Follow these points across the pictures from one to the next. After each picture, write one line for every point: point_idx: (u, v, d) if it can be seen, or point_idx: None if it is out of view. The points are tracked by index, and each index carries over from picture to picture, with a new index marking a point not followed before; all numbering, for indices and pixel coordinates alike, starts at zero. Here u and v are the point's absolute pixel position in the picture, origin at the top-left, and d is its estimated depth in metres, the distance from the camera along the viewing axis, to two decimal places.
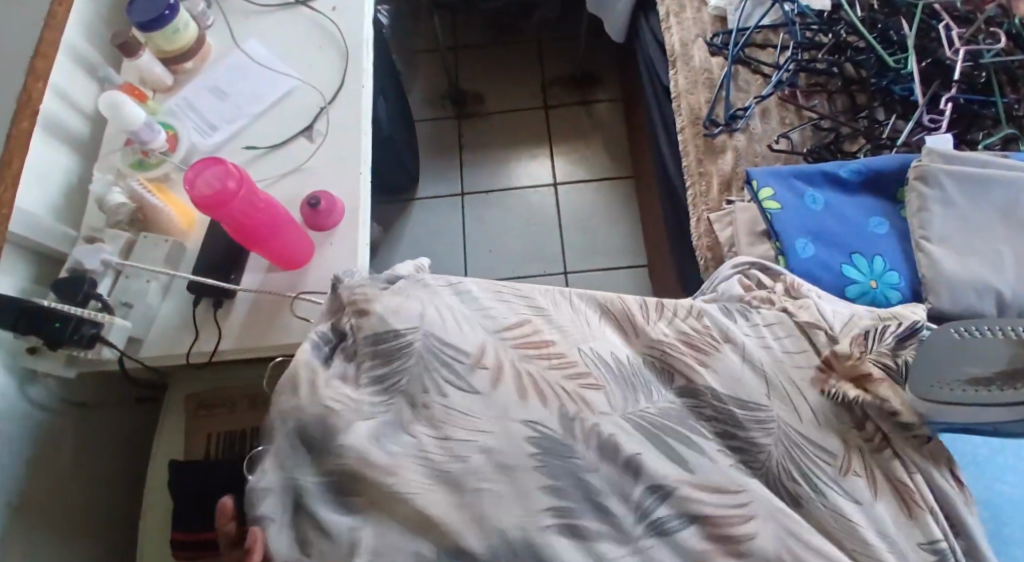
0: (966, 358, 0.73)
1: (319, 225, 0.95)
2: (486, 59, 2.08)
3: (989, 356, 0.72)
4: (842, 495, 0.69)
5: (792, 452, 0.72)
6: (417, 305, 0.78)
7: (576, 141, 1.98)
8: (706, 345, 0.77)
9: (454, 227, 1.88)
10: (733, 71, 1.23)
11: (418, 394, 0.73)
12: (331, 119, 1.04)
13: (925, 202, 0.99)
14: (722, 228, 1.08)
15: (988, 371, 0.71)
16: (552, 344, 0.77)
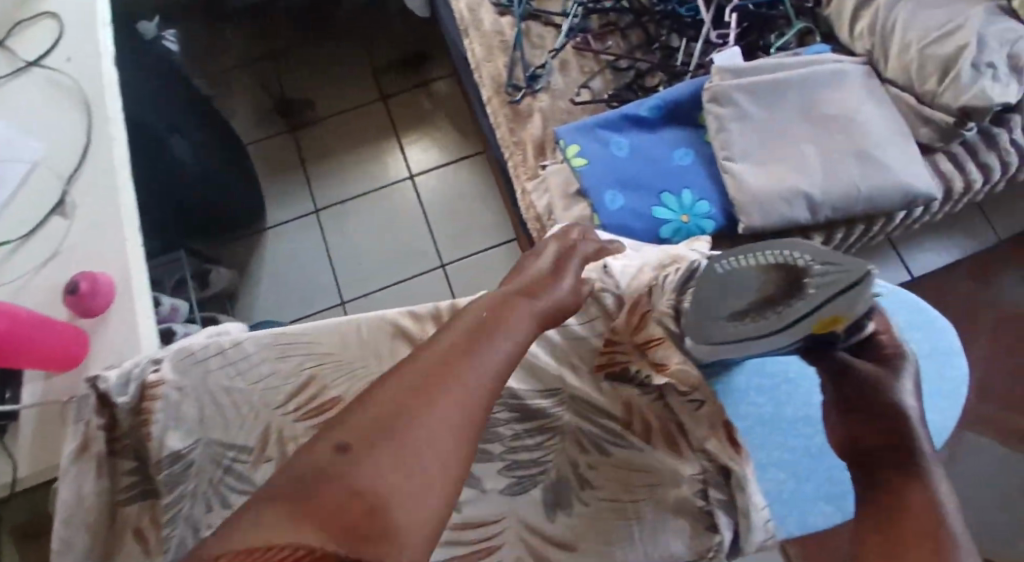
0: (727, 291, 0.68)
1: (86, 311, 0.86)
2: (305, 61, 1.95)
3: (748, 281, 0.68)
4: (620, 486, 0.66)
5: (578, 441, 0.68)
6: (197, 401, 0.70)
7: (420, 126, 1.89)
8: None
9: (316, 248, 1.78)
10: (524, 28, 1.15)
11: (202, 516, 0.68)
12: (84, 189, 0.95)
13: (723, 122, 0.96)
14: (539, 198, 1.02)
15: (747, 302, 0.68)
16: (342, 402, 0.69)
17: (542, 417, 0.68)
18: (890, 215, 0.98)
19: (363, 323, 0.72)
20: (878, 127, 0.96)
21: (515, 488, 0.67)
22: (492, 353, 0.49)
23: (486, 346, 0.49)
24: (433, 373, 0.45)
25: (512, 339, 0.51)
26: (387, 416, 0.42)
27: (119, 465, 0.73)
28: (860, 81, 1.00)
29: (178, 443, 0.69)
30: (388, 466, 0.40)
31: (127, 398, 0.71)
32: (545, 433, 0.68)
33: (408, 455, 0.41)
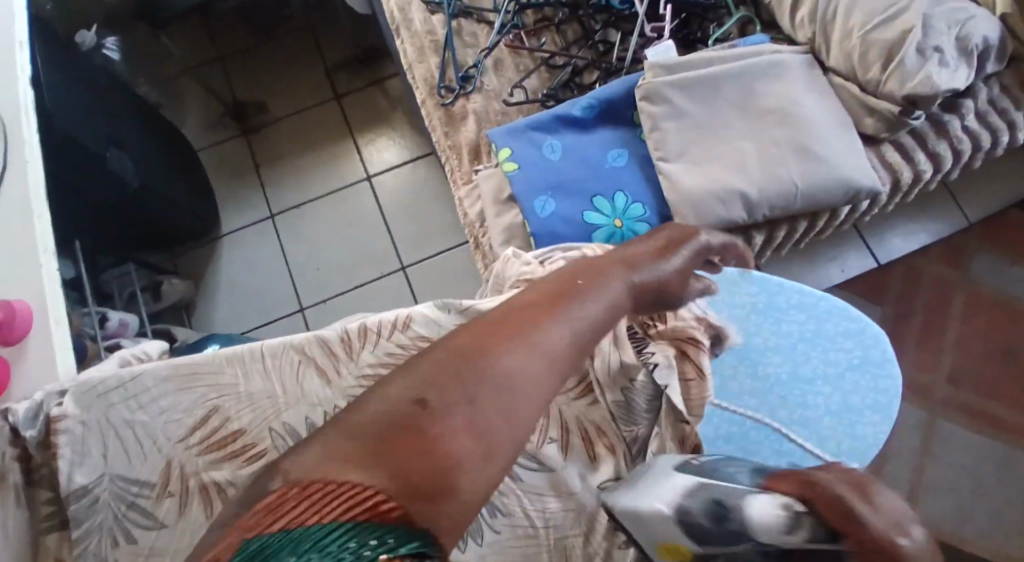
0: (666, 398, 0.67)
1: (1, 340, 0.83)
2: (255, 61, 1.90)
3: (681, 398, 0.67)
4: (538, 514, 0.64)
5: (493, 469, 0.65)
6: (95, 438, 0.67)
7: (377, 125, 1.86)
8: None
9: (272, 254, 1.75)
10: (456, 27, 1.12)
11: (107, 552, 0.65)
12: (0, 210, 0.92)
13: (657, 120, 0.92)
14: (472, 205, 1.00)
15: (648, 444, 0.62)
16: (245, 433, 0.67)
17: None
18: (835, 210, 0.95)
19: (268, 351, 0.70)
20: (818, 116, 0.93)
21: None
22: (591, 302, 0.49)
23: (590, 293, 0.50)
24: (508, 330, 0.44)
25: (604, 298, 0.51)
26: (484, 348, 0.43)
27: (36, 494, 0.73)
28: (800, 72, 0.97)
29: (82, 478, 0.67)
30: (451, 385, 0.41)
31: (35, 434, 0.71)
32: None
33: (479, 421, 0.40)
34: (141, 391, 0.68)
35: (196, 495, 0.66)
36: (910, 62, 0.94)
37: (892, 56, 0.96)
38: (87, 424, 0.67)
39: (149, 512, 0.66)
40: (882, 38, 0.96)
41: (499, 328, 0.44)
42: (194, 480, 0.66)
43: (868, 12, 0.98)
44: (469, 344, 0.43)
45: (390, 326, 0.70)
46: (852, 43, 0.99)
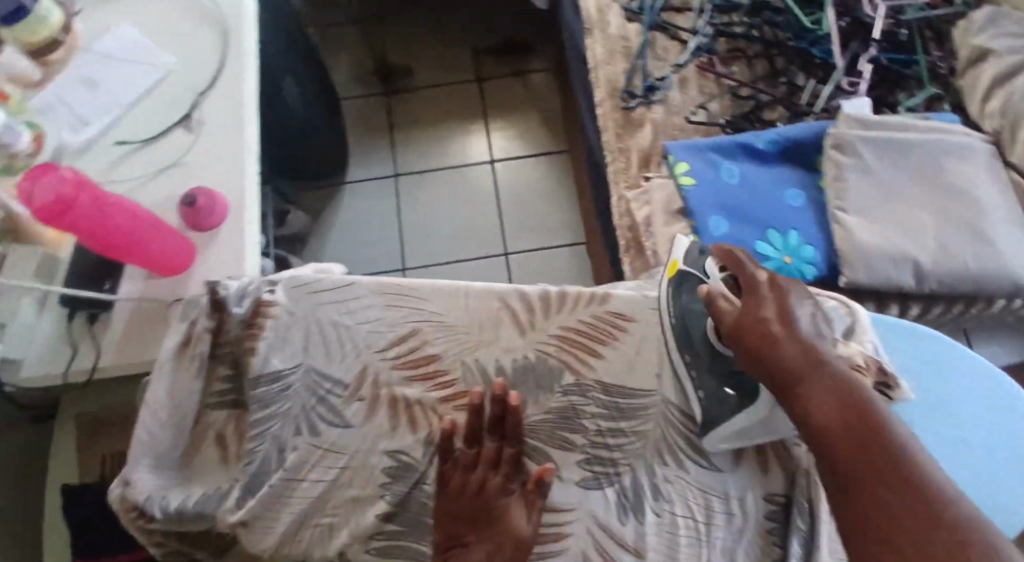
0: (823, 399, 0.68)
1: (198, 224, 0.89)
2: (412, 30, 2.00)
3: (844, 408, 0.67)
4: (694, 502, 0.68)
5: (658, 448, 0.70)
6: (301, 327, 0.74)
7: (510, 114, 1.91)
8: (604, 337, 0.73)
9: (388, 211, 1.83)
10: (650, 39, 1.11)
11: (289, 438, 0.71)
12: (211, 107, 0.99)
13: (842, 170, 0.95)
14: (637, 208, 0.99)
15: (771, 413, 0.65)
16: (438, 360, 0.73)
17: (632, 416, 0.71)
18: (991, 300, 0.96)
19: (471, 292, 0.75)
20: (996, 203, 0.95)
21: (591, 482, 0.70)
22: None
23: None
24: None
25: None
26: None
27: (216, 369, 0.76)
28: (987, 161, 0.99)
29: (281, 366, 0.73)
30: None
31: (241, 311, 0.75)
32: (628, 436, 0.71)
33: None
34: (355, 300, 0.75)
35: (384, 407, 0.72)
36: None
37: None
38: (301, 316, 0.75)
39: (338, 412, 0.72)
40: None
41: None
42: (385, 394, 0.72)
43: None
44: None
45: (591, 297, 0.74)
46: None
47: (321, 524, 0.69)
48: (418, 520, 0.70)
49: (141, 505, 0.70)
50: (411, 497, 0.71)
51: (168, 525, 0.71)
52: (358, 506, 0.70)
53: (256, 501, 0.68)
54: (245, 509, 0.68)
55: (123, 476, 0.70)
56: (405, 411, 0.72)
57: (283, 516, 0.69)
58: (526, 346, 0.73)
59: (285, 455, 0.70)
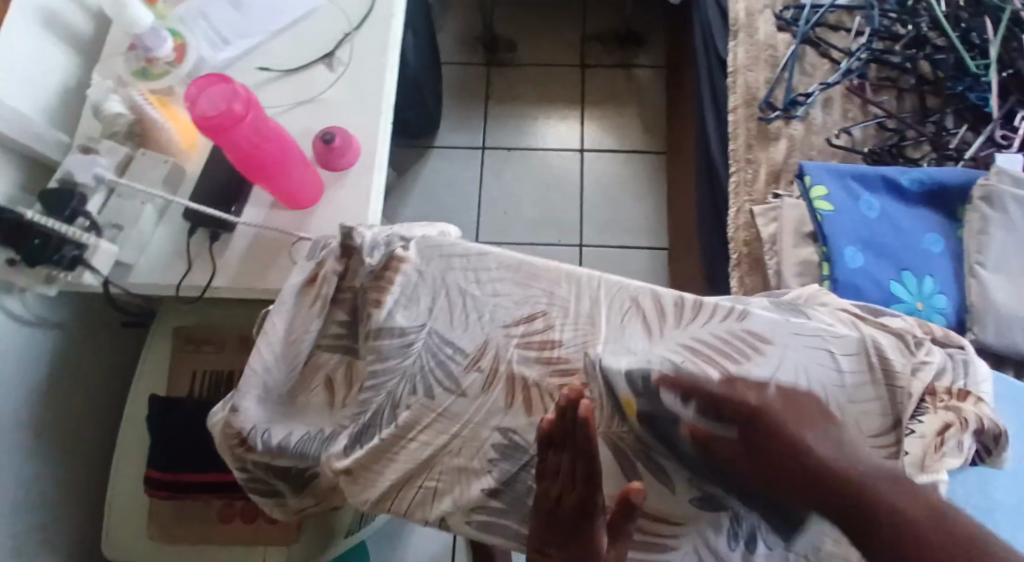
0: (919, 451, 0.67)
1: (332, 164, 0.90)
2: (524, 7, 2.00)
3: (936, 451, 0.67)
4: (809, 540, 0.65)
5: None
6: (428, 285, 0.73)
7: (607, 106, 1.88)
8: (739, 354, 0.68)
9: (469, 182, 1.82)
10: (799, 52, 1.06)
11: (403, 395, 0.69)
12: (355, 48, 0.98)
13: (987, 225, 0.90)
14: (764, 224, 0.94)
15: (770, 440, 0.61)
16: (561, 346, 0.70)
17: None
18: None
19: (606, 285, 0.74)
20: None
21: (707, 502, 0.65)
22: None
23: None
24: None
25: None
26: None
27: (335, 313, 0.75)
28: None
29: (404, 321, 0.72)
30: None
31: (373, 260, 0.74)
32: None
33: None
34: (483, 266, 0.74)
35: (500, 382, 0.69)
36: None
37: None
38: (428, 272, 0.74)
39: (453, 378, 0.69)
40: None
41: None
42: (502, 371, 0.69)
43: None
44: None
45: (726, 312, 0.71)
46: None
47: (426, 486, 0.68)
48: (520, 501, 0.67)
49: (246, 433, 0.69)
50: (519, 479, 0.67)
51: (267, 458, 0.70)
52: (463, 473, 0.68)
53: (363, 451, 0.68)
54: (352, 457, 0.68)
55: (230, 401, 0.70)
56: (522, 391, 0.69)
57: (387, 471, 0.68)
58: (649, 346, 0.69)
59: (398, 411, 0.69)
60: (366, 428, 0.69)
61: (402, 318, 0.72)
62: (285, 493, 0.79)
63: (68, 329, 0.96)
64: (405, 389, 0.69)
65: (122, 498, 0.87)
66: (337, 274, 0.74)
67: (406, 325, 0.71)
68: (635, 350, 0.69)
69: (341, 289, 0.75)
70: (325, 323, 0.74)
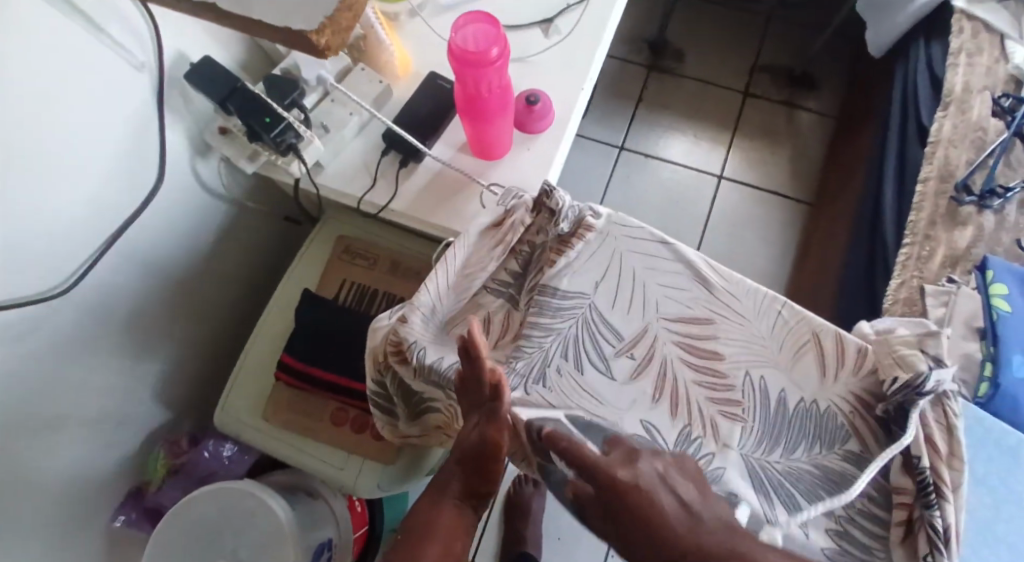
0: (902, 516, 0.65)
1: (528, 127, 0.92)
2: (703, 20, 1.98)
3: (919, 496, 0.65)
4: None
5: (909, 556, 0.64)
6: (604, 257, 0.76)
7: (759, 140, 1.85)
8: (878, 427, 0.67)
9: (600, 176, 1.84)
10: (1010, 144, 1.02)
11: (554, 357, 0.72)
12: (576, 22, 1.00)
13: None
14: (932, 304, 0.92)
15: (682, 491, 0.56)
16: (721, 360, 0.71)
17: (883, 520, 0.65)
18: None
19: (790, 312, 0.71)
20: None
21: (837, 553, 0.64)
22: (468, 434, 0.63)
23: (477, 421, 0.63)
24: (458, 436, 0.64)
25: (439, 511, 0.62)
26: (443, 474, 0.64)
27: (509, 261, 0.78)
28: None
29: (566, 286, 0.74)
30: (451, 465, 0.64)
31: (564, 226, 0.76)
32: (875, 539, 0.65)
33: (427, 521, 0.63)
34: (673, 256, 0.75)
35: (645, 377, 0.71)
36: None
37: None
38: (614, 250, 0.76)
39: (604, 362, 0.72)
40: None
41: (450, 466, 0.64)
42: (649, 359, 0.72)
43: None
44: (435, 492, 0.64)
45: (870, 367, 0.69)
46: None
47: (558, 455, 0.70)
48: None
49: (407, 345, 0.72)
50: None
51: (413, 373, 0.74)
52: None
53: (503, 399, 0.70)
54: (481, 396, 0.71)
55: (401, 313, 0.74)
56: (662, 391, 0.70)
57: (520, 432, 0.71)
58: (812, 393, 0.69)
59: (537, 385, 0.71)
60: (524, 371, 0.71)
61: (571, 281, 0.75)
62: (400, 417, 0.82)
63: (240, 205, 1.03)
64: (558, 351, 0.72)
65: (249, 374, 0.91)
66: (531, 231, 0.79)
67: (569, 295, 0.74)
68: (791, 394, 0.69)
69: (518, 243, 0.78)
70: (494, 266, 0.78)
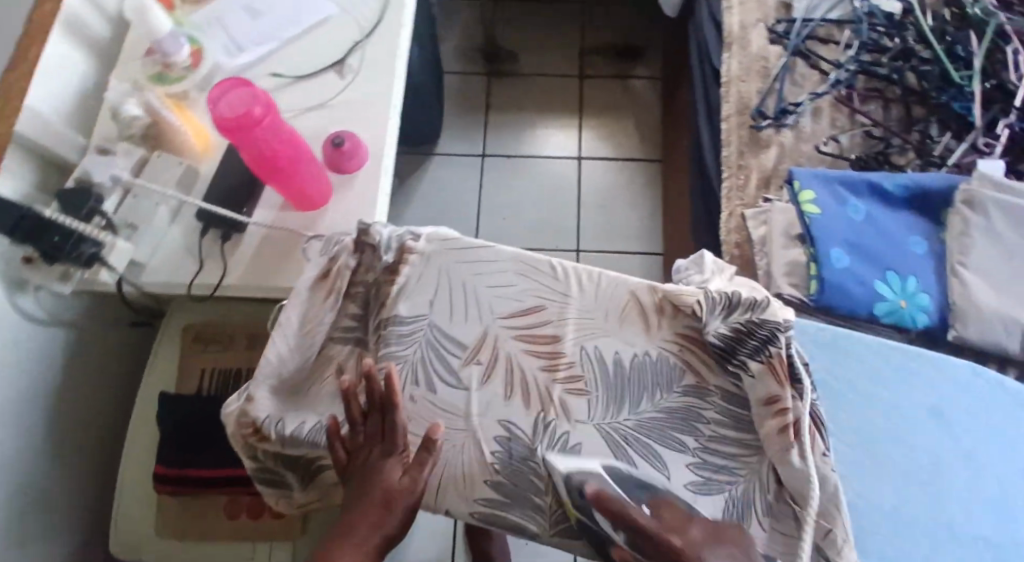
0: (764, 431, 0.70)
1: (340, 169, 0.92)
2: (525, 18, 2.04)
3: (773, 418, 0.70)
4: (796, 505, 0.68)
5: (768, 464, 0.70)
6: (434, 279, 0.77)
7: (605, 116, 1.92)
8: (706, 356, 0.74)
9: (469, 188, 1.85)
10: (791, 63, 1.11)
11: (406, 385, 0.73)
12: (364, 58, 1.00)
13: (968, 227, 0.94)
14: (755, 227, 1.00)
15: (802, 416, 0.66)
16: (557, 342, 0.75)
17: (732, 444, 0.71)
18: None
19: (603, 282, 0.77)
20: None
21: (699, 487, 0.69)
22: (392, 467, 0.66)
23: (391, 460, 0.67)
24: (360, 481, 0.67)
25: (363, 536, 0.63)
26: (345, 518, 0.64)
27: (347, 306, 0.78)
28: None
29: (404, 313, 0.76)
30: (351, 509, 0.65)
31: (389, 258, 0.78)
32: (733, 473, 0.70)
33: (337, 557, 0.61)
34: (487, 255, 0.78)
35: (496, 379, 0.73)
36: None
37: None
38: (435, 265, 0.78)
39: (453, 377, 0.73)
40: None
41: (353, 509, 0.65)
42: (495, 364, 0.73)
43: None
44: (339, 535, 0.63)
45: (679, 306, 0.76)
46: None
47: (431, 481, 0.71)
48: (522, 493, 0.70)
49: (260, 422, 0.72)
50: (521, 473, 0.70)
51: (280, 447, 0.73)
52: (466, 467, 0.70)
53: None
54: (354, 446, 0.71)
55: (247, 391, 0.73)
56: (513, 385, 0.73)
57: None
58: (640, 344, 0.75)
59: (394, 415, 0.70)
60: None
61: (404, 309, 0.76)
62: (293, 487, 0.78)
63: (78, 325, 0.99)
64: (408, 377, 0.73)
65: (131, 490, 0.88)
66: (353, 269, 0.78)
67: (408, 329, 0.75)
68: (624, 353, 0.74)
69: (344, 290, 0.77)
70: (325, 318, 0.76)
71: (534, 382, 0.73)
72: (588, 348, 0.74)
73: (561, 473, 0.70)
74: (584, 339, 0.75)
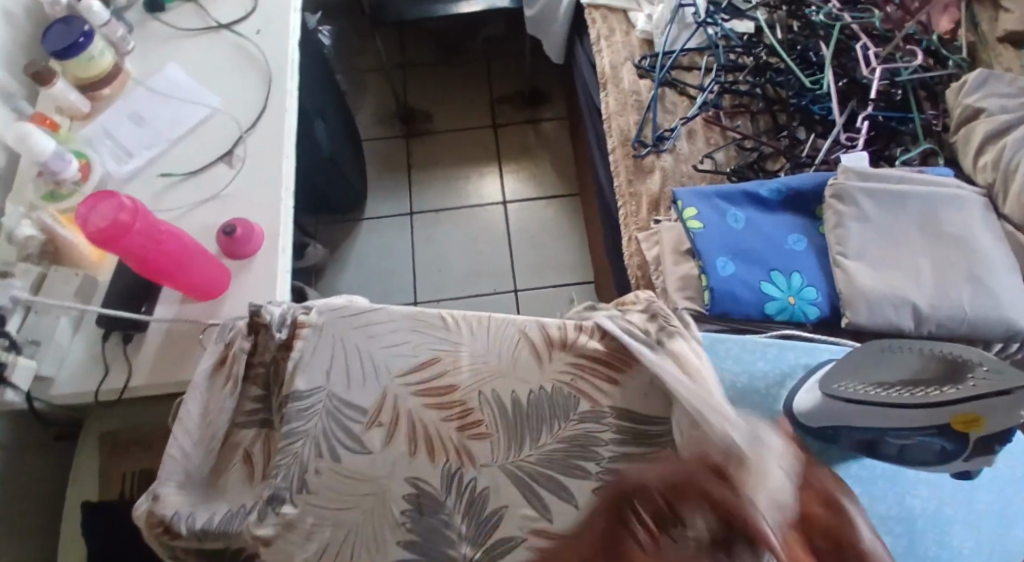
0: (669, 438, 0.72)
1: (238, 253, 0.94)
2: (433, 80, 2.10)
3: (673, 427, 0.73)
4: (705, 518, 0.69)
5: None
6: (329, 349, 0.78)
7: (523, 159, 1.98)
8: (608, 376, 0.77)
9: (403, 246, 1.87)
10: (659, 93, 1.21)
11: (310, 460, 0.72)
12: (253, 145, 1.03)
13: (842, 218, 0.99)
14: (649, 247, 1.05)
15: None
16: (454, 389, 0.76)
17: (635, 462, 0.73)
18: (990, 343, 0.95)
19: (494, 326, 0.82)
20: (983, 239, 0.97)
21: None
22: None
23: None
24: None
25: None
26: None
27: (248, 389, 0.79)
28: (981, 213, 1.00)
29: (302, 387, 0.76)
30: None
31: (282, 335, 0.78)
32: None
33: None
34: (381, 318, 0.81)
35: (398, 441, 0.73)
36: (1015, 142, 1.01)
37: (999, 140, 1.04)
38: (329, 333, 0.79)
39: (356, 445, 0.73)
40: (1016, 127, 1.04)
41: None
42: (396, 427, 0.74)
43: (1004, 106, 1.06)
44: None
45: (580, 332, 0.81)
46: (988, 144, 1.06)
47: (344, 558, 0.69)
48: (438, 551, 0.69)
49: (168, 520, 0.70)
50: (433, 528, 0.70)
51: (194, 542, 0.71)
52: (377, 534, 0.70)
53: (276, 525, 0.69)
54: (268, 527, 0.69)
55: (151, 491, 0.72)
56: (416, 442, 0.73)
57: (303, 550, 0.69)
58: (532, 377, 0.78)
59: (302, 493, 0.70)
60: (291, 477, 0.71)
61: (301, 381, 0.76)
62: None
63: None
64: (312, 452, 0.73)
65: None
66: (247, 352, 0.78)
67: (305, 403, 0.75)
68: (520, 392, 0.76)
69: (249, 375, 0.80)
70: (224, 404, 0.77)
71: (437, 435, 0.74)
72: (486, 391, 0.76)
73: (471, 522, 0.70)
74: (480, 383, 0.77)
